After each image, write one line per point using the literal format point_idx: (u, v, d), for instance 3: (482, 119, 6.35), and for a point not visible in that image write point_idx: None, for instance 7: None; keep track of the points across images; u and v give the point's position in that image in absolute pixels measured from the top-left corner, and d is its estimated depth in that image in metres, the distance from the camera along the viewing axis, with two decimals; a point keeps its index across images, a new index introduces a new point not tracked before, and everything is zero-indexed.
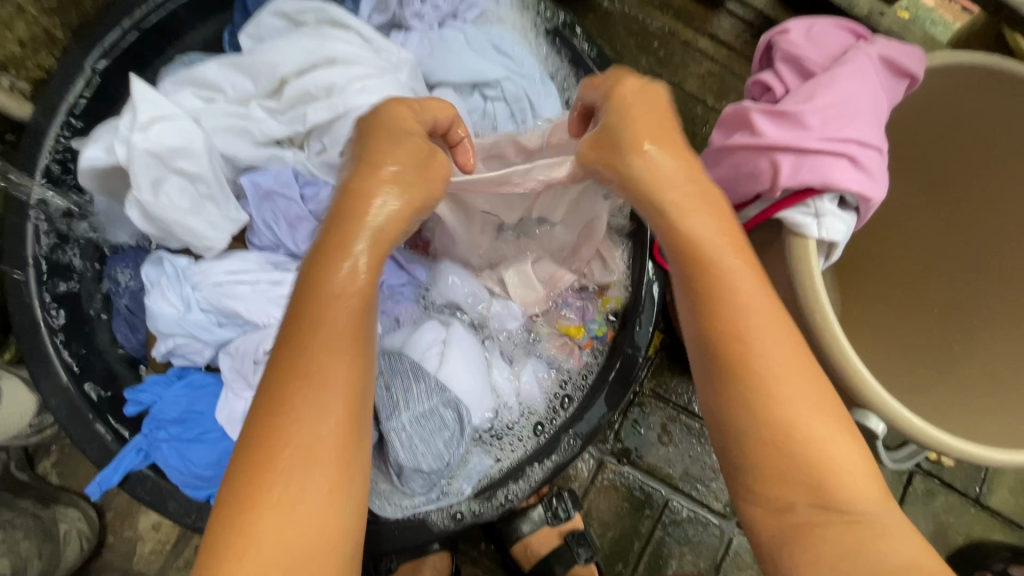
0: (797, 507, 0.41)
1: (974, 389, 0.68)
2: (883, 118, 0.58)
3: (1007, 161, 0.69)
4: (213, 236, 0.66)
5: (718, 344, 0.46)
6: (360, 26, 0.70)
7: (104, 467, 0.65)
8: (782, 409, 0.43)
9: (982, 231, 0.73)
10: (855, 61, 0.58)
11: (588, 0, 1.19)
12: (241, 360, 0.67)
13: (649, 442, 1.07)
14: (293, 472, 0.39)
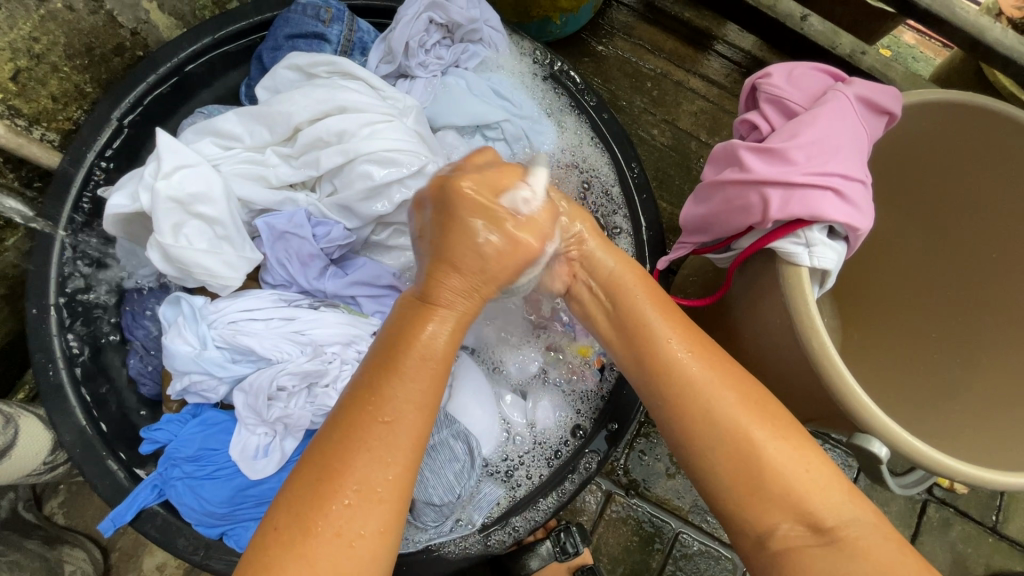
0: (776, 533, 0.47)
1: (980, 412, 0.68)
2: (865, 152, 0.61)
3: (996, 190, 0.72)
4: (228, 275, 0.65)
5: (670, 410, 0.53)
6: (368, 76, 0.73)
7: (119, 503, 0.66)
8: (730, 424, 0.50)
9: (971, 255, 0.76)
10: (835, 102, 0.61)
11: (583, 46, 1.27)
12: (254, 395, 0.64)
13: (655, 474, 1.06)
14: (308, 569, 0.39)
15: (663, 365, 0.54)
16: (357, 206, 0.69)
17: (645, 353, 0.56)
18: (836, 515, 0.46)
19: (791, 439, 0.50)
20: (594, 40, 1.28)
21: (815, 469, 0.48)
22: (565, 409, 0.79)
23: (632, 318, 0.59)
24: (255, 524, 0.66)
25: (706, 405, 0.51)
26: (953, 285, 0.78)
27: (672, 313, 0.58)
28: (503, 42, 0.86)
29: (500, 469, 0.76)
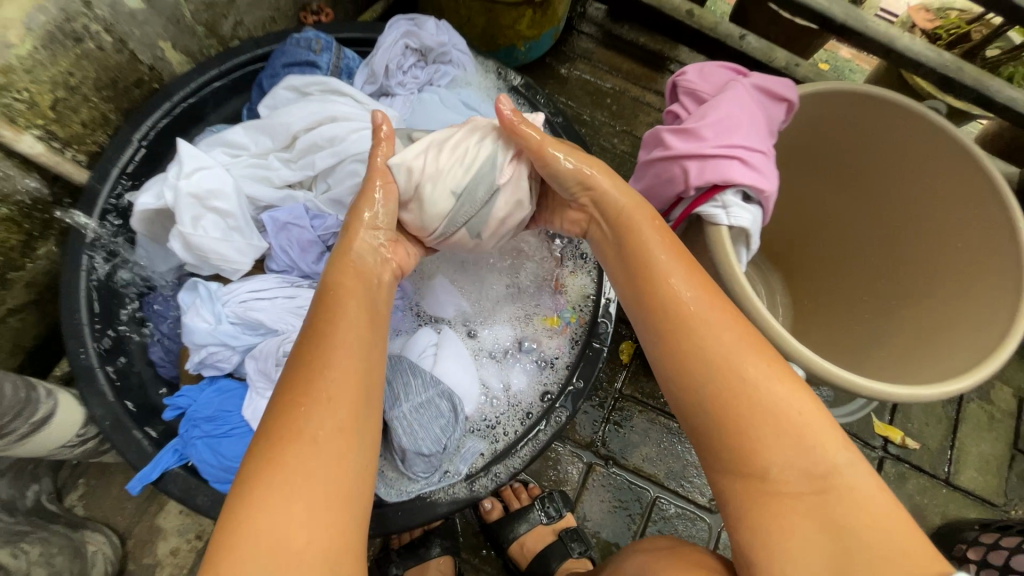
0: (778, 474, 0.55)
1: (926, 338, 0.82)
2: (764, 130, 0.74)
3: (887, 150, 0.87)
4: (240, 260, 0.77)
5: (684, 359, 0.61)
6: (356, 93, 0.86)
7: (145, 465, 0.75)
8: (726, 361, 0.59)
9: (889, 206, 0.91)
10: (736, 90, 0.74)
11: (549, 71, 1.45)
12: (264, 360, 0.74)
13: (631, 445, 1.15)
14: (297, 475, 0.49)
15: (672, 305, 0.64)
16: (349, 200, 0.81)
17: (650, 293, 0.66)
18: (834, 466, 0.54)
19: (785, 378, 0.58)
20: (558, 64, 1.46)
21: (809, 414, 0.57)
22: (538, 374, 0.89)
23: (640, 263, 0.68)
24: None
25: (710, 348, 0.60)
26: (885, 234, 0.92)
27: (682, 257, 0.67)
28: (470, 63, 1.00)
29: (481, 426, 0.85)
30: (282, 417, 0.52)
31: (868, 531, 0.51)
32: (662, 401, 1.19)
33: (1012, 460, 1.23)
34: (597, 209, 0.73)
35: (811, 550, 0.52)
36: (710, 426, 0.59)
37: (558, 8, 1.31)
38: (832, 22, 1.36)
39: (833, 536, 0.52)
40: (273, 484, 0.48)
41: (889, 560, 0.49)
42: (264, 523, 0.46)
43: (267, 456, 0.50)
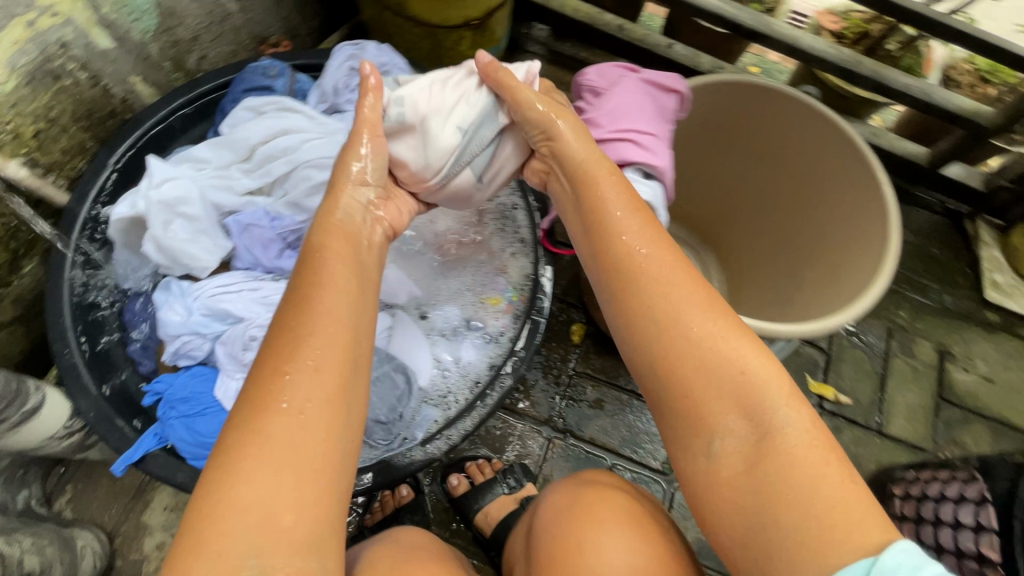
0: (727, 428, 0.57)
1: (820, 277, 0.96)
2: (655, 116, 0.87)
3: (765, 125, 1.01)
4: (207, 259, 0.87)
5: (638, 306, 0.64)
6: (306, 109, 0.97)
7: (127, 449, 0.82)
8: (671, 321, 0.61)
9: (780, 170, 1.05)
10: (627, 83, 0.87)
11: None
12: (232, 345, 0.84)
13: (587, 418, 1.25)
14: (264, 453, 0.49)
15: (630, 263, 0.66)
16: (303, 201, 0.91)
17: (608, 253, 0.68)
18: (780, 429, 0.55)
19: (732, 338, 0.59)
20: None
21: (756, 369, 0.57)
22: (485, 349, 0.98)
23: (596, 222, 0.70)
24: None
25: (666, 297, 0.62)
26: (783, 193, 1.06)
27: (641, 216, 0.69)
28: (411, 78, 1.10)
29: (435, 396, 0.95)
30: (257, 392, 0.51)
31: (794, 489, 0.52)
32: (614, 376, 1.29)
33: (936, 409, 1.35)
34: (554, 158, 0.77)
35: (750, 500, 0.54)
36: (659, 371, 0.61)
37: (497, 30, 1.46)
38: (742, 28, 1.53)
39: (760, 493, 0.54)
40: (250, 452, 0.49)
41: (813, 516, 0.50)
42: (237, 499, 0.47)
43: (251, 429, 0.50)
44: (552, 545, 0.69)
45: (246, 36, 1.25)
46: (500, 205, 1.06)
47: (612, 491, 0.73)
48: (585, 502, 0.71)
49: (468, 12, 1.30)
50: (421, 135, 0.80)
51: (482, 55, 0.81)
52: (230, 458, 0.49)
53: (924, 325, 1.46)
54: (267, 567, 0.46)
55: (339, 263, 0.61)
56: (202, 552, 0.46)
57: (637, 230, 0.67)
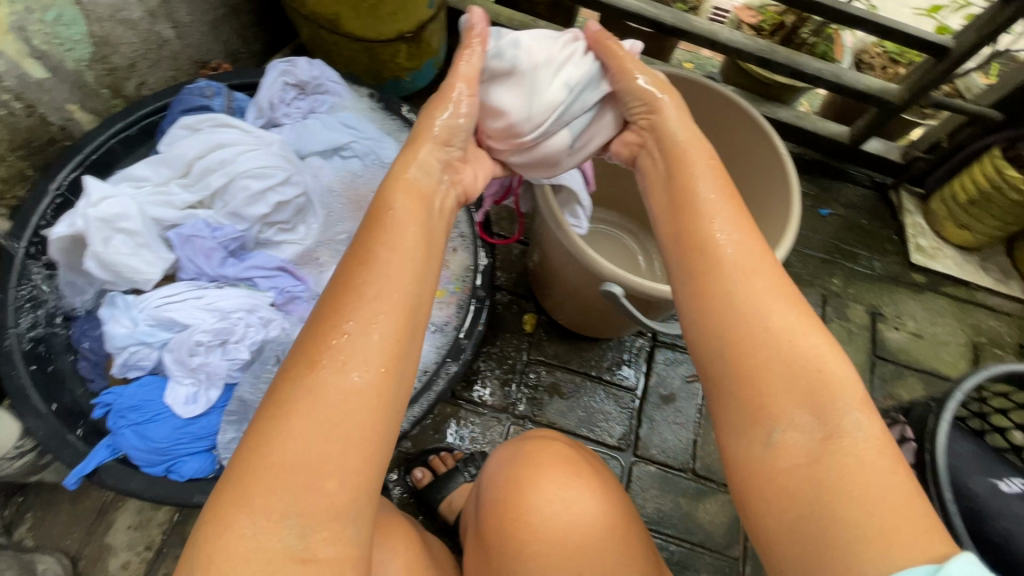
0: (791, 413, 0.54)
1: None
2: None
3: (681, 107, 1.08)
4: (149, 270, 0.90)
5: (697, 260, 0.64)
6: (241, 123, 1.01)
7: (80, 461, 0.82)
8: (751, 308, 0.59)
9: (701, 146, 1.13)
10: None
11: None
12: (179, 350, 0.87)
13: (544, 403, 1.29)
14: (316, 409, 0.49)
15: (715, 248, 0.63)
16: (243, 210, 0.96)
17: (688, 236, 0.66)
18: (840, 427, 0.52)
19: (803, 331, 0.57)
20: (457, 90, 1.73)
21: (831, 361, 0.55)
22: (432, 340, 1.02)
23: (683, 202, 0.69)
24: (192, 457, 0.86)
25: (734, 260, 0.62)
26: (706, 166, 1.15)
27: (732, 203, 0.67)
28: (345, 91, 1.17)
29: None
30: (314, 335, 0.53)
31: (858, 490, 0.49)
32: (566, 360, 1.34)
33: (872, 366, 1.44)
34: (653, 133, 0.78)
35: (805, 499, 0.50)
36: (714, 325, 0.60)
37: (433, 42, 1.52)
38: (664, 26, 1.62)
39: (816, 486, 0.50)
40: (299, 420, 0.48)
41: (865, 522, 0.47)
42: (277, 450, 0.47)
43: (308, 382, 0.50)
44: (499, 492, 0.68)
45: (185, 61, 1.29)
46: None
47: (550, 439, 0.75)
48: (528, 449, 0.72)
49: (400, 26, 1.36)
50: (530, 89, 0.80)
51: (592, 25, 0.83)
52: (285, 406, 0.50)
53: (856, 289, 1.56)
54: (308, 530, 0.46)
55: (415, 233, 0.61)
56: (244, 504, 0.46)
57: (723, 214, 0.66)
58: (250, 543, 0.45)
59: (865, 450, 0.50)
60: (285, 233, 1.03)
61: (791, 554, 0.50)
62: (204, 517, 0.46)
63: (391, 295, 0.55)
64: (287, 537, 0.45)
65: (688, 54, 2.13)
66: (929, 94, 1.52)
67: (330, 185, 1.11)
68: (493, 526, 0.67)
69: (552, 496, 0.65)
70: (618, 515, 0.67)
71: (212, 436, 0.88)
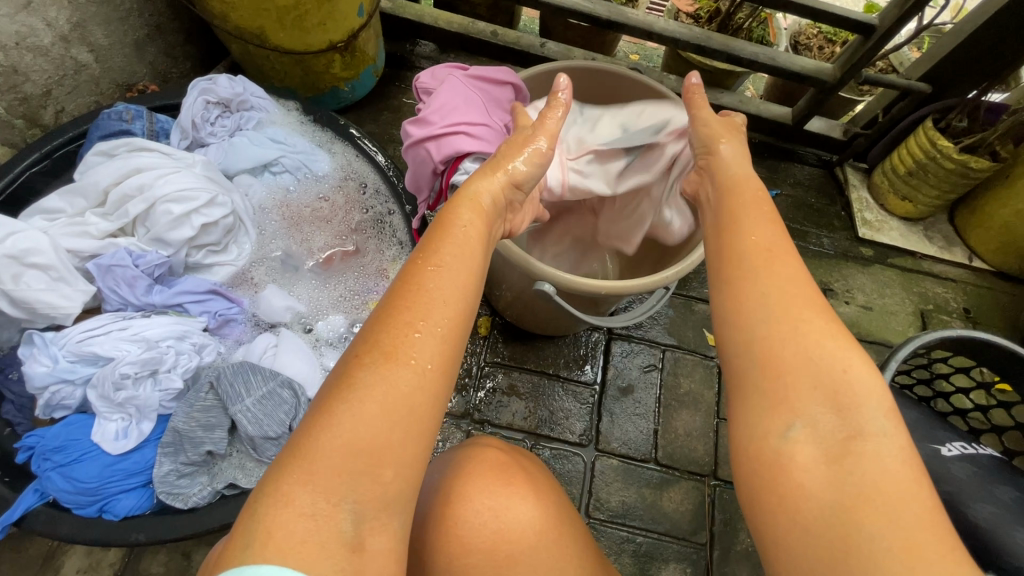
0: (820, 414, 0.53)
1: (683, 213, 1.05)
2: (481, 107, 0.93)
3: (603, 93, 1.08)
4: (67, 305, 0.86)
5: (737, 254, 0.66)
6: (160, 146, 0.98)
7: (5, 510, 0.79)
8: (786, 309, 0.58)
9: None
10: (452, 81, 0.94)
11: (391, 102, 1.69)
12: (103, 385, 0.84)
13: (503, 404, 1.29)
14: (388, 396, 0.50)
15: (755, 251, 0.64)
16: (166, 235, 0.93)
17: (727, 247, 0.67)
18: (865, 430, 0.51)
19: (840, 339, 0.56)
20: (401, 96, 1.71)
21: (863, 373, 0.54)
22: None
23: (728, 217, 0.71)
24: (127, 495, 0.83)
25: (765, 260, 0.63)
26: None
27: (773, 223, 0.68)
28: (271, 105, 1.14)
29: None
30: (385, 327, 0.54)
31: (886, 501, 0.47)
32: (522, 360, 1.33)
33: None
34: (710, 171, 0.82)
35: (829, 501, 0.49)
36: (743, 318, 0.60)
37: (369, 49, 1.50)
38: (601, 20, 1.62)
39: (839, 491, 0.49)
40: (366, 401, 0.49)
41: (892, 533, 0.46)
42: (344, 428, 0.48)
43: (383, 370, 0.51)
44: (429, 507, 0.65)
45: (108, 85, 1.25)
46: (373, 215, 1.11)
47: (480, 445, 0.74)
48: (458, 460, 0.70)
49: (330, 36, 1.33)
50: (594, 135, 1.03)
51: (688, 80, 0.90)
52: (349, 386, 0.50)
53: (806, 267, 1.59)
54: (362, 518, 0.47)
55: (464, 241, 0.64)
56: (309, 481, 0.46)
57: (763, 228, 0.67)
58: (308, 523, 0.45)
59: (893, 459, 0.49)
60: (216, 255, 1.01)
61: (795, 548, 0.50)
62: (262, 490, 0.46)
63: (451, 303, 0.57)
64: (345, 523, 0.46)
65: (633, 46, 2.15)
66: (861, 72, 1.55)
67: (261, 203, 1.10)
68: (423, 541, 0.64)
69: (483, 504, 0.64)
70: (553, 520, 0.66)
71: (148, 470, 0.85)
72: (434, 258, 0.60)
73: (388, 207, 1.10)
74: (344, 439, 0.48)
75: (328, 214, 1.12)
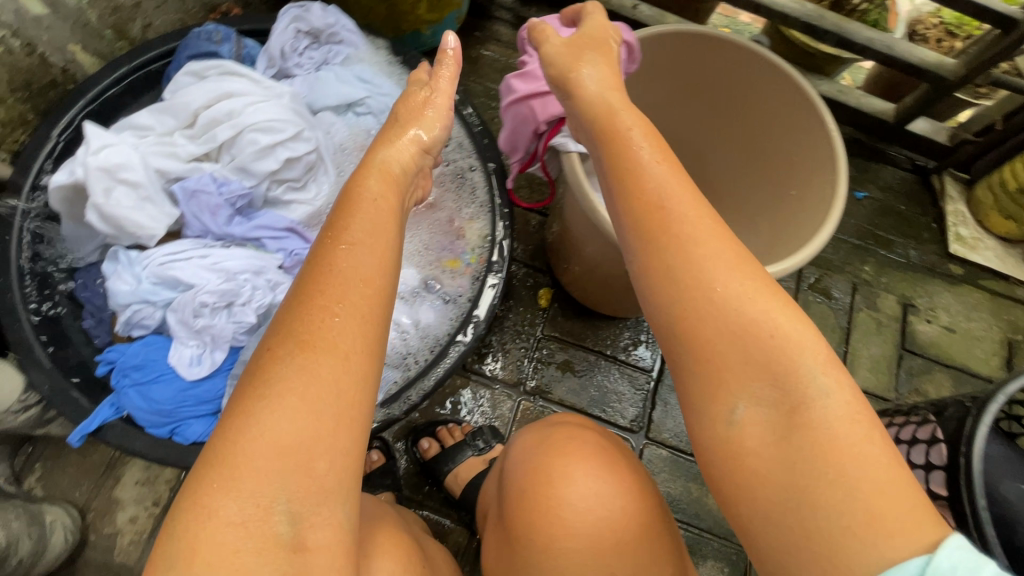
0: (754, 387, 0.52)
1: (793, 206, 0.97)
2: None
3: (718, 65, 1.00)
4: (153, 226, 0.85)
5: (643, 224, 0.59)
6: (250, 72, 0.95)
7: (84, 419, 0.80)
8: (697, 277, 0.55)
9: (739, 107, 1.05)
10: (564, 34, 0.88)
11: (465, 53, 1.62)
12: (183, 311, 0.84)
13: (555, 379, 1.26)
14: (306, 388, 0.49)
15: (645, 208, 0.59)
16: (251, 165, 0.91)
17: (623, 207, 0.61)
18: (804, 398, 0.50)
19: (760, 299, 0.53)
20: (474, 48, 1.63)
21: (781, 324, 0.52)
22: (445, 310, 0.98)
23: (614, 167, 0.63)
24: (197, 421, 0.83)
25: (677, 223, 0.57)
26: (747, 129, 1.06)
27: (665, 163, 0.61)
28: (361, 41, 1.09)
29: (396, 359, 0.95)
30: (300, 318, 0.52)
31: (837, 472, 0.47)
32: (580, 338, 1.30)
33: (899, 359, 1.38)
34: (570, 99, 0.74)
35: (781, 485, 0.49)
36: (656, 298, 0.57)
37: None
38: None
39: (791, 471, 0.49)
40: (278, 404, 0.48)
41: (848, 511, 0.46)
42: (265, 428, 0.47)
43: (298, 361, 0.50)
44: (529, 486, 0.64)
45: (194, 4, 1.21)
46: (455, 169, 1.06)
47: (581, 429, 0.71)
48: (558, 439, 0.68)
49: None
50: None
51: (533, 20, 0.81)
52: (266, 389, 0.49)
53: (887, 277, 1.48)
54: (297, 515, 0.46)
55: (374, 211, 0.62)
56: (234, 487, 0.46)
57: (662, 178, 0.60)
58: (236, 529, 0.45)
59: (834, 430, 0.48)
60: (296, 192, 0.98)
61: (766, 533, 0.50)
62: (181, 504, 0.46)
63: (362, 273, 0.56)
64: (281, 519, 0.46)
65: (723, 19, 2.01)
66: (989, 72, 1.40)
67: (344, 143, 1.06)
68: (520, 514, 0.63)
69: (586, 489, 0.61)
70: (651, 517, 0.63)
71: (218, 399, 0.86)
72: (345, 234, 0.58)
73: (471, 163, 1.05)
74: (255, 446, 0.47)
75: None
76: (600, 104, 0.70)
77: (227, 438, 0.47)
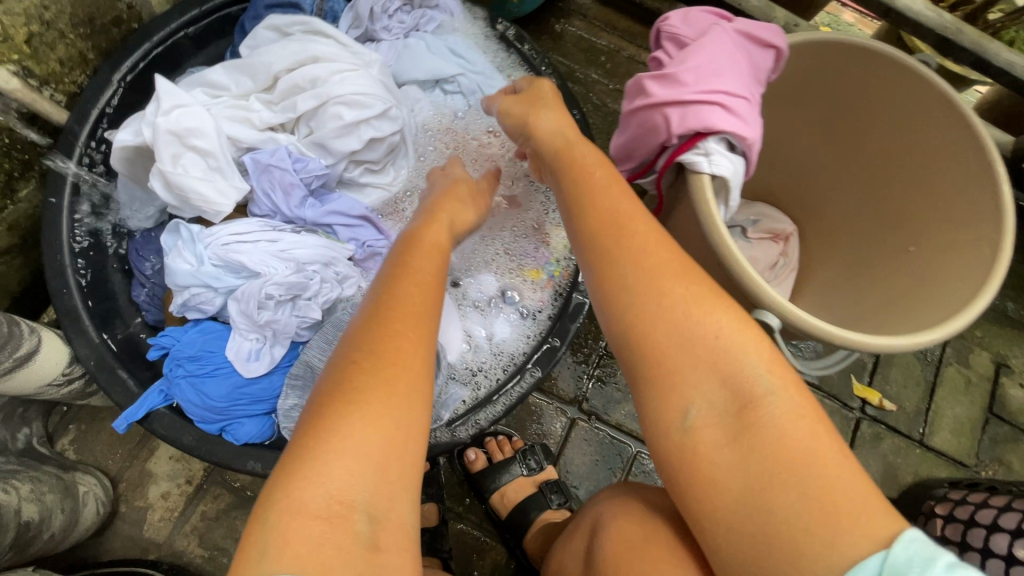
0: (698, 390, 0.50)
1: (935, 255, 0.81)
2: (742, 71, 0.72)
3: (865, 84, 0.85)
4: (221, 201, 0.76)
5: (598, 238, 0.58)
6: (338, 34, 0.83)
7: (130, 405, 0.73)
8: (646, 289, 0.53)
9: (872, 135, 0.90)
10: (716, 31, 0.74)
11: (547, 26, 1.46)
12: (246, 301, 0.75)
13: (613, 401, 1.17)
14: (397, 389, 0.46)
15: (602, 226, 0.59)
16: (330, 143, 0.81)
17: (573, 227, 0.61)
18: (753, 396, 0.48)
19: (704, 303, 0.51)
20: (557, 20, 1.48)
21: (724, 330, 0.50)
22: (520, 325, 0.89)
23: (571, 189, 0.65)
24: (250, 421, 0.76)
25: (626, 238, 0.57)
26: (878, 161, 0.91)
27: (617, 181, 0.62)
28: (457, 8, 0.97)
29: (465, 373, 0.86)
30: (381, 326, 0.49)
31: (790, 471, 0.45)
32: None
33: (984, 424, 1.27)
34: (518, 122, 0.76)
35: (735, 492, 0.46)
36: (610, 322, 0.55)
37: None
38: None
39: (747, 475, 0.46)
40: (371, 401, 0.44)
41: (808, 510, 0.43)
42: (357, 426, 0.43)
43: (388, 372, 0.46)
44: None
45: None
46: None
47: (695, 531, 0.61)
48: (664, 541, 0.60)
49: None
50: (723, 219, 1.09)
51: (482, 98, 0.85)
52: (355, 388, 0.45)
53: (983, 331, 1.35)
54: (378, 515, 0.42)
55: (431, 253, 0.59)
56: (321, 478, 0.41)
57: (612, 195, 0.60)
58: (324, 525, 0.40)
59: (778, 433, 0.46)
60: (373, 175, 0.88)
61: (732, 547, 0.47)
62: (270, 502, 0.41)
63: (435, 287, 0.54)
64: (364, 518, 0.41)
65: (828, 16, 1.81)
66: None
67: (428, 123, 0.95)
68: None
69: None
70: None
71: (273, 399, 0.78)
72: (417, 270, 0.56)
73: None
74: (349, 440, 0.43)
75: (498, 150, 0.96)
76: (561, 146, 0.70)
77: (312, 435, 0.43)
